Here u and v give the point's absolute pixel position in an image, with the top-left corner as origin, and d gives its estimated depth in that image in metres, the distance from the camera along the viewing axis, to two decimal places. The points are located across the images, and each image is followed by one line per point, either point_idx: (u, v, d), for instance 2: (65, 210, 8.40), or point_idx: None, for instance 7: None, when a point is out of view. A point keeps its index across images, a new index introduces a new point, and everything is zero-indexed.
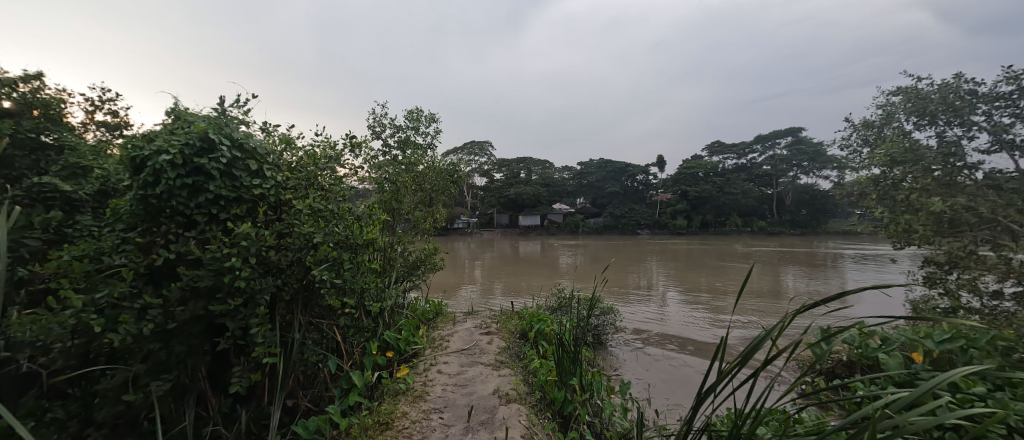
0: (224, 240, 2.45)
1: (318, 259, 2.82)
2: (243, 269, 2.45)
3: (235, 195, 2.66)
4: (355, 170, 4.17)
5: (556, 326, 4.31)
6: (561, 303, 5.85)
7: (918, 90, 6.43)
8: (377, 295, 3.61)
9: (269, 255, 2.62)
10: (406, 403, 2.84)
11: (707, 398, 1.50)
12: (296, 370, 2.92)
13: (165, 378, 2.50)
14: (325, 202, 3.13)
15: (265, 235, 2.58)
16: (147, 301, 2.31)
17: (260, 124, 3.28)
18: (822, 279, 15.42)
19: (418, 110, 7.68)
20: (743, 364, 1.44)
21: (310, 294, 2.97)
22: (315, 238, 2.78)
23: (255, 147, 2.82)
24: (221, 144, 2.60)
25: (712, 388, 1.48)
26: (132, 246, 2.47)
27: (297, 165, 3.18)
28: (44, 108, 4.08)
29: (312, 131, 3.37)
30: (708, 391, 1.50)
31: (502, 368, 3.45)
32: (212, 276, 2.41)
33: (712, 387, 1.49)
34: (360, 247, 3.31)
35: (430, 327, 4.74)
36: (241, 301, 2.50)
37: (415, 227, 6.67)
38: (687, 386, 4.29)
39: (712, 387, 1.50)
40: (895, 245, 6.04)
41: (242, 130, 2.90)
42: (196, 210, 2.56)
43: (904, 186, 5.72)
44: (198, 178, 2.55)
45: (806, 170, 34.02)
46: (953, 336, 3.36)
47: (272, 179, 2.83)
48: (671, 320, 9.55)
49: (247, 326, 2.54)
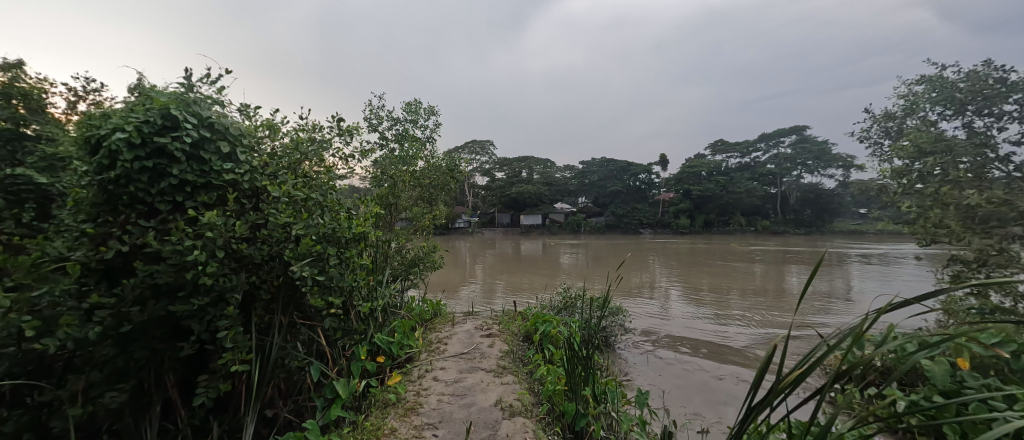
0: (186, 229, 2.13)
1: (299, 253, 2.53)
2: (210, 264, 2.14)
3: (204, 181, 2.34)
4: (345, 161, 3.88)
5: (563, 328, 3.99)
6: (567, 302, 5.53)
7: (943, 79, 6.08)
8: (368, 294, 3.31)
9: (241, 248, 2.29)
10: (396, 417, 2.52)
11: (763, 409, 1.31)
12: (275, 377, 2.61)
13: (121, 388, 2.19)
14: (310, 191, 2.83)
15: (236, 226, 2.26)
16: (95, 301, 2.00)
17: (238, 107, 2.97)
18: (829, 279, 15.08)
19: (417, 102, 7.38)
20: (802, 380, 1.22)
21: (293, 292, 2.68)
22: (295, 229, 2.49)
23: (228, 128, 2.50)
24: (185, 122, 2.29)
25: (764, 401, 1.28)
26: (85, 238, 2.16)
27: (277, 151, 2.88)
28: (23, 98, 3.65)
29: (297, 116, 3.06)
30: (762, 403, 1.30)
31: (505, 374, 3.14)
32: (173, 273, 2.10)
33: (767, 400, 1.28)
34: (348, 241, 3.01)
35: (427, 328, 4.44)
36: (207, 300, 2.18)
37: (413, 223, 6.35)
38: (705, 393, 3.95)
39: (764, 398, 1.31)
40: (921, 242, 5.69)
41: (215, 110, 2.58)
42: (159, 198, 2.25)
43: (931, 180, 5.36)
44: (160, 160, 2.25)
45: (811, 169, 33.57)
46: (1002, 339, 3.10)
47: (248, 164, 2.52)
48: (676, 321, 9.24)
49: (217, 328, 2.23)
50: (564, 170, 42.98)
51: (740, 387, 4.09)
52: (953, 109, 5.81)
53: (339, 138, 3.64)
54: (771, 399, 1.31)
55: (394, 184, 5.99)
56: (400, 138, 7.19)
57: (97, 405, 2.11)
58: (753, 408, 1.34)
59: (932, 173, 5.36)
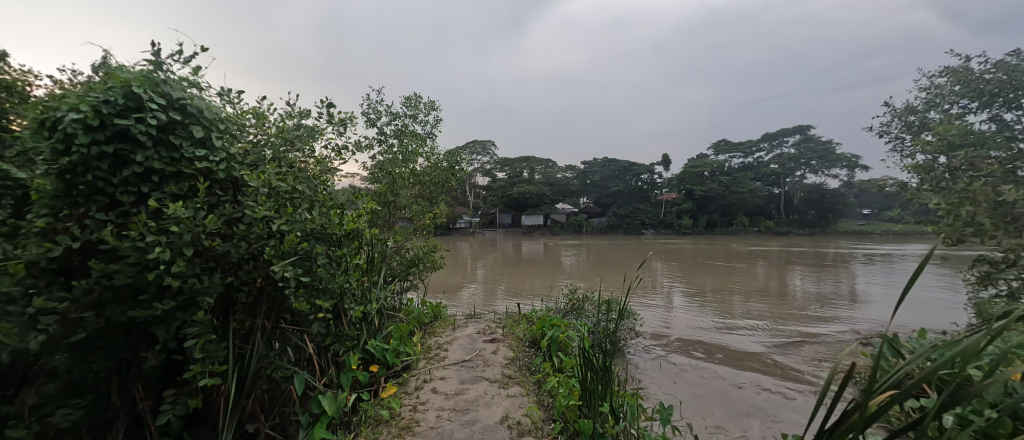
0: (148, 223, 1.85)
1: (282, 251, 2.26)
2: (176, 263, 1.87)
3: (173, 170, 2.07)
4: (338, 153, 3.60)
5: (572, 333, 3.71)
6: (574, 305, 5.25)
7: (969, 70, 5.76)
8: (362, 296, 3.04)
9: (213, 245, 2.01)
10: (388, 438, 2.24)
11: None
12: (258, 389, 2.34)
13: (76, 404, 1.92)
14: (296, 183, 2.55)
15: (207, 220, 1.98)
16: (41, 306, 1.72)
17: (218, 92, 2.69)
18: (835, 280, 14.84)
19: (417, 96, 7.11)
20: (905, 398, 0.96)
21: (277, 296, 2.41)
22: (277, 224, 2.22)
23: (202, 111, 2.23)
24: (150, 102, 2.01)
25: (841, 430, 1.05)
26: (34, 234, 1.88)
27: (260, 138, 2.61)
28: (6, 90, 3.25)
29: (283, 102, 2.79)
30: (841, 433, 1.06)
31: (511, 386, 2.86)
32: (132, 273, 1.82)
33: (845, 428, 1.05)
34: (338, 239, 2.75)
35: (427, 332, 4.17)
36: (173, 304, 1.91)
37: (412, 221, 6.07)
38: (724, 403, 3.67)
39: (839, 424, 1.08)
40: (948, 241, 5.39)
41: (189, 91, 2.31)
42: (121, 189, 1.98)
43: (960, 175, 5.05)
44: (123, 145, 1.99)
45: (815, 169, 33.29)
46: None
47: (224, 151, 2.24)
48: (682, 323, 8.99)
49: (186, 336, 1.96)
50: (565, 171, 42.73)
51: (763, 397, 3.80)
52: (981, 101, 5.51)
53: (333, 128, 3.36)
54: (858, 427, 1.04)
55: (392, 181, 5.73)
56: (399, 134, 6.91)
57: (46, 425, 1.83)
58: (828, 435, 1.09)
59: (961, 168, 5.06)
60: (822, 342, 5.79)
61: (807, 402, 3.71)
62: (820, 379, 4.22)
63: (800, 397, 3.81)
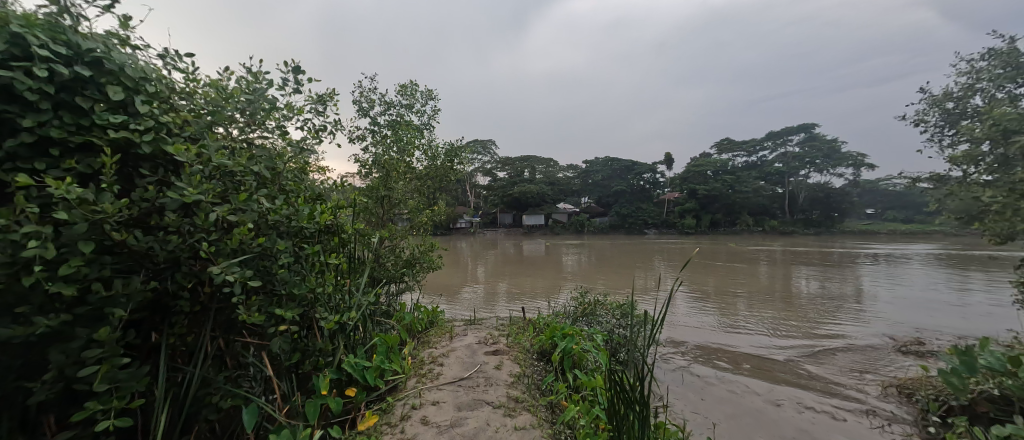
0: (31, 209, 1.35)
1: (229, 249, 1.77)
2: (68, 263, 1.37)
3: (78, 141, 1.57)
4: (315, 136, 3.10)
5: (587, 343, 3.22)
6: (585, 309, 4.73)
7: (1015, 51, 5.25)
8: (339, 302, 2.54)
9: (126, 239, 1.51)
10: None
11: None
12: (201, 420, 1.89)
13: None
14: (251, 163, 2.06)
15: (115, 205, 1.47)
16: None
17: (161, 53, 2.19)
18: (842, 280, 14.42)
19: (412, 84, 6.61)
20: None
21: (225, 306, 1.92)
22: (219, 213, 1.73)
23: (123, 67, 1.72)
24: (43, 49, 1.51)
25: None
26: None
27: (207, 110, 2.11)
28: None
29: (243, 67, 2.27)
30: None
31: (519, 413, 2.38)
32: (4, 277, 1.32)
33: None
34: (304, 233, 2.25)
35: (421, 342, 3.69)
36: (67, 318, 1.41)
37: (407, 219, 5.57)
38: (767, 426, 3.17)
39: None
40: (998, 239, 4.87)
41: (111, 45, 1.81)
42: (4, 165, 1.47)
43: (1015, 165, 4.53)
44: (6, 107, 1.47)
45: (820, 168, 32.76)
46: None
47: (152, 119, 1.73)
48: (694, 326, 8.52)
49: (88, 361, 1.46)
50: (565, 170, 42.32)
51: (807, 418, 3.30)
52: None
53: (309, 106, 2.85)
54: None
55: (386, 174, 5.24)
56: (394, 125, 6.41)
57: None
58: None
59: (1015, 158, 4.55)
60: (856, 350, 5.29)
61: (861, 425, 3.21)
62: (866, 395, 3.73)
63: (851, 418, 3.31)
